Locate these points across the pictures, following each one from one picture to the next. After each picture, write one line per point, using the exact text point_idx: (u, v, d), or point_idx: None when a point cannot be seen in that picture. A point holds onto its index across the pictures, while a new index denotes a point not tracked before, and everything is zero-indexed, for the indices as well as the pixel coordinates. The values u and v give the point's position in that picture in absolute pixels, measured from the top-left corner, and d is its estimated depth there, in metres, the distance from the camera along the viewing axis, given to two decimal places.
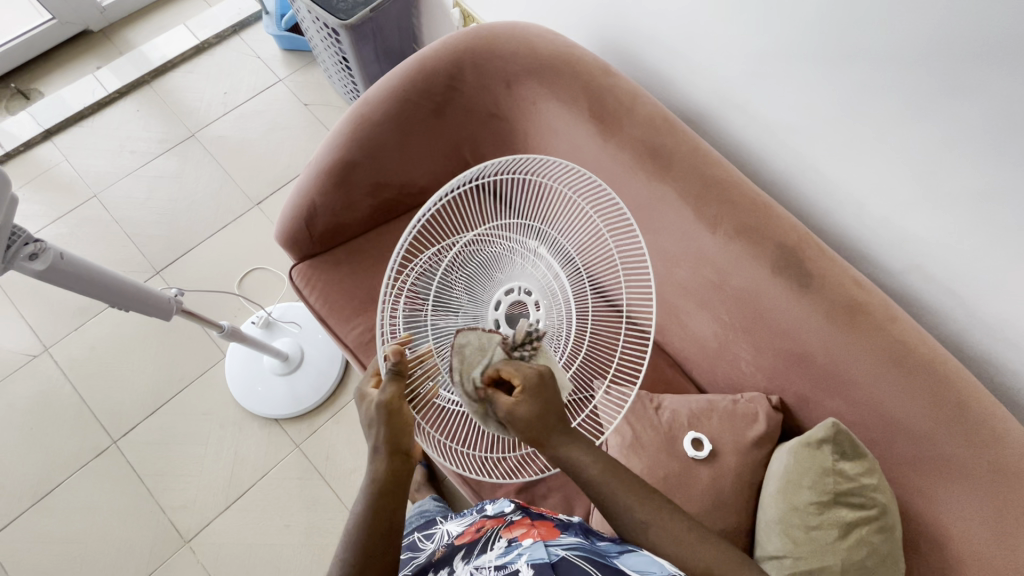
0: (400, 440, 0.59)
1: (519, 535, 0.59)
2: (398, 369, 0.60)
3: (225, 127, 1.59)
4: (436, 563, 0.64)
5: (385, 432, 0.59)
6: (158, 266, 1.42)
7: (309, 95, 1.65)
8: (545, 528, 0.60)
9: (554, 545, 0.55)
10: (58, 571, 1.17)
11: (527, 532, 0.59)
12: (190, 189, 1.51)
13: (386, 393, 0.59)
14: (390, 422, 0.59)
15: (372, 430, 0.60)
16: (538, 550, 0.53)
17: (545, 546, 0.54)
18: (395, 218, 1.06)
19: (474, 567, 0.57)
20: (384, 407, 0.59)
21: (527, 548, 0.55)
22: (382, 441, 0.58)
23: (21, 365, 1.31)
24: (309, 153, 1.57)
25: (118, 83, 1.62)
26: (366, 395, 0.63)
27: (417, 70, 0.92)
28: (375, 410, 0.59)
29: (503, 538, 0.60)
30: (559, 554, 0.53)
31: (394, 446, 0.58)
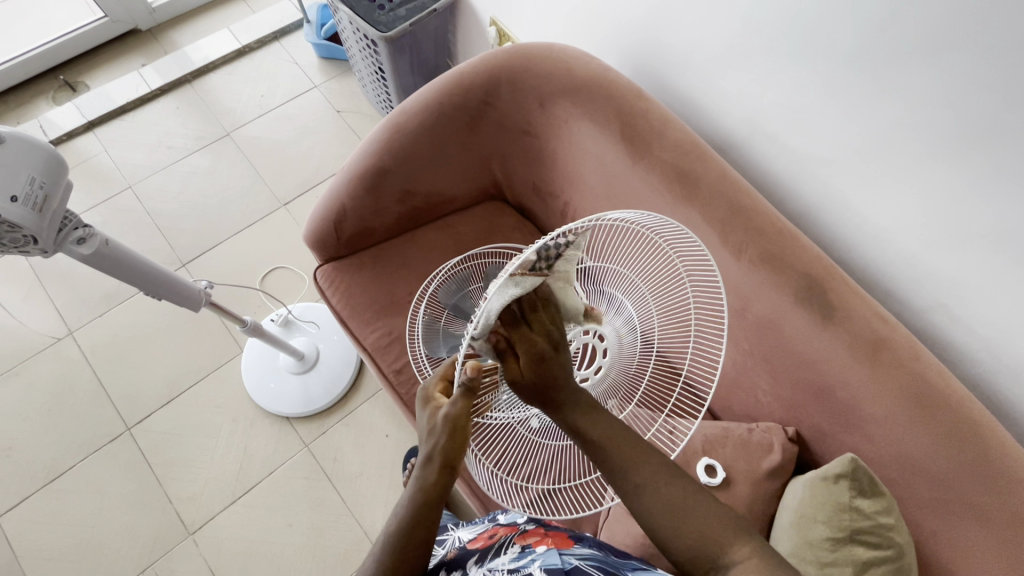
0: (455, 454, 0.57)
1: (532, 542, 0.60)
2: (471, 386, 0.55)
3: (259, 129, 1.63)
4: (449, 565, 0.65)
5: (444, 441, 0.56)
6: (184, 259, 1.45)
7: (342, 101, 1.70)
8: (558, 536, 0.61)
9: (567, 554, 0.55)
10: (61, 553, 1.18)
11: (540, 540, 0.60)
12: (221, 185, 1.55)
13: (455, 408, 0.56)
14: (454, 436, 0.56)
15: (432, 440, 0.57)
16: (551, 556, 0.55)
17: (559, 554, 0.56)
18: (421, 228, 1.08)
19: (487, 569, 0.58)
20: (450, 419, 0.56)
21: (540, 555, 0.56)
22: (438, 452, 0.57)
23: (45, 347, 1.34)
24: (337, 158, 1.61)
25: (161, 81, 1.68)
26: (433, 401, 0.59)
27: (455, 84, 0.95)
28: (440, 419, 0.56)
29: (517, 544, 0.61)
30: (572, 563, 0.54)
31: (442, 456, 0.57)
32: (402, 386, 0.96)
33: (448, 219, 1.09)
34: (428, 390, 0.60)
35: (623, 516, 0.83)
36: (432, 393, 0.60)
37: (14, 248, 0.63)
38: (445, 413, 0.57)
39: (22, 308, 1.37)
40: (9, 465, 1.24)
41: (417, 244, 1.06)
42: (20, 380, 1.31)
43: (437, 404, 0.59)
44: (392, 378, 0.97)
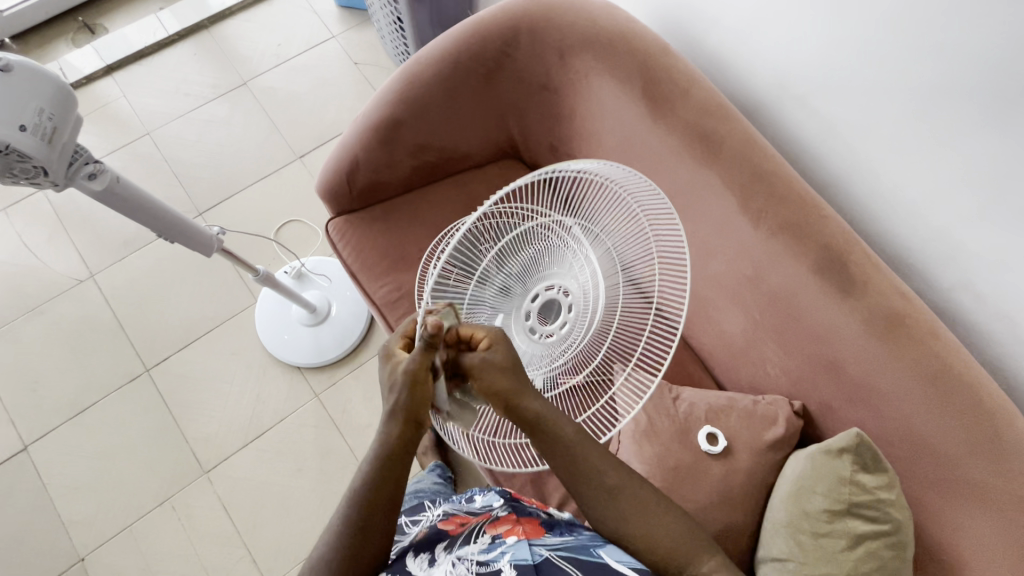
0: (417, 410, 0.59)
1: (503, 532, 0.62)
2: (432, 341, 0.55)
3: (275, 79, 1.61)
4: (417, 548, 0.63)
5: (402, 395, 0.57)
6: (202, 208, 1.47)
7: (359, 53, 1.66)
8: (528, 527, 0.64)
9: (536, 546, 0.58)
10: (86, 482, 1.25)
11: (511, 529, 0.62)
12: (238, 135, 1.55)
13: (414, 362, 0.56)
14: (413, 393, 0.57)
15: (393, 395, 0.58)
16: (521, 550, 0.56)
17: (529, 547, 0.58)
18: (433, 184, 1.07)
19: (456, 556, 0.57)
20: (409, 373, 0.56)
21: (511, 546, 0.57)
22: (399, 406, 0.58)
23: (68, 288, 1.38)
24: (354, 112, 1.58)
25: (178, 26, 1.65)
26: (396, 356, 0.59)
27: (473, 33, 0.91)
28: (399, 373, 0.57)
29: (487, 534, 0.62)
30: (542, 554, 0.56)
31: (404, 408, 0.58)
32: None
33: (462, 176, 1.08)
34: (390, 347, 0.61)
35: None
36: (393, 347, 0.60)
37: (28, 180, 0.63)
38: (404, 368, 0.57)
39: (45, 249, 1.41)
40: (36, 397, 1.30)
41: (428, 200, 1.05)
42: (46, 318, 1.36)
43: (397, 360, 0.59)
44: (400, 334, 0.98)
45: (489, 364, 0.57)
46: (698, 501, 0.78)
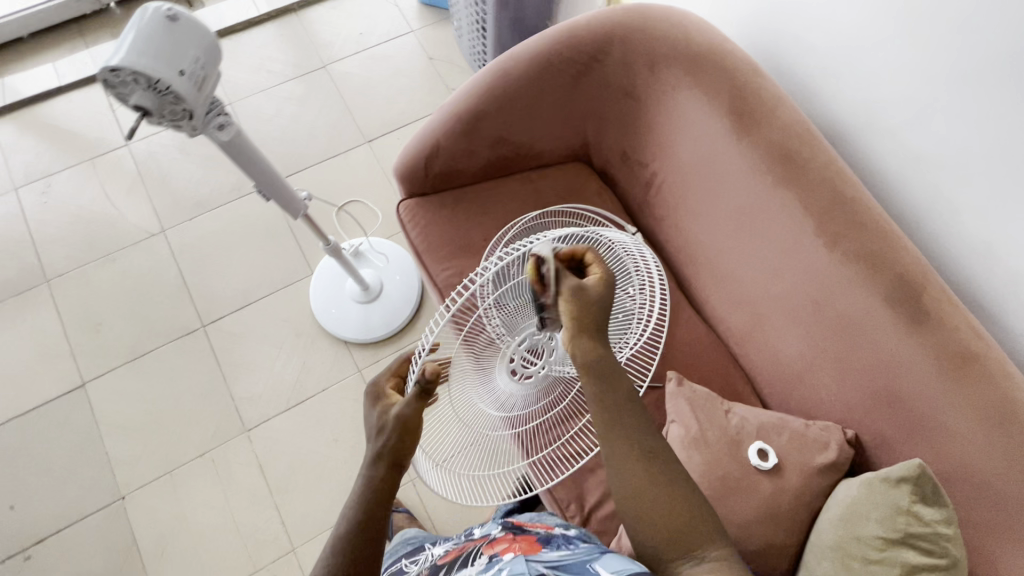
0: (401, 454, 0.63)
1: (500, 551, 0.69)
2: (428, 386, 0.60)
3: (354, 65, 1.68)
4: None
5: (389, 437, 0.62)
6: None
7: (435, 49, 1.71)
8: (524, 546, 0.68)
9: (532, 560, 0.59)
10: (135, 424, 1.30)
11: (508, 547, 0.69)
12: (313, 115, 1.61)
13: (409, 408, 0.61)
14: (401, 438, 0.61)
15: (379, 439, 0.63)
16: (518, 565, 0.57)
17: (526, 561, 0.58)
18: (504, 176, 1.10)
19: None
20: (397, 419, 0.61)
21: (507, 564, 0.59)
22: (387, 450, 0.62)
23: (139, 239, 1.45)
24: (424, 104, 1.64)
25: (269, 7, 1.74)
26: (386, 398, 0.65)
27: (567, 36, 0.94)
28: (390, 418, 0.61)
29: (486, 554, 0.70)
30: (538, 569, 0.57)
31: (389, 454, 0.62)
32: None
33: (533, 173, 1.11)
34: (378, 386, 0.66)
35: None
36: (380, 387, 0.66)
37: (172, 125, 0.68)
38: (397, 413, 0.62)
39: (123, 200, 1.48)
40: (98, 338, 1.36)
41: (497, 191, 1.08)
42: (116, 265, 1.42)
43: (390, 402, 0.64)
44: None
45: (583, 295, 0.58)
46: (742, 515, 0.79)
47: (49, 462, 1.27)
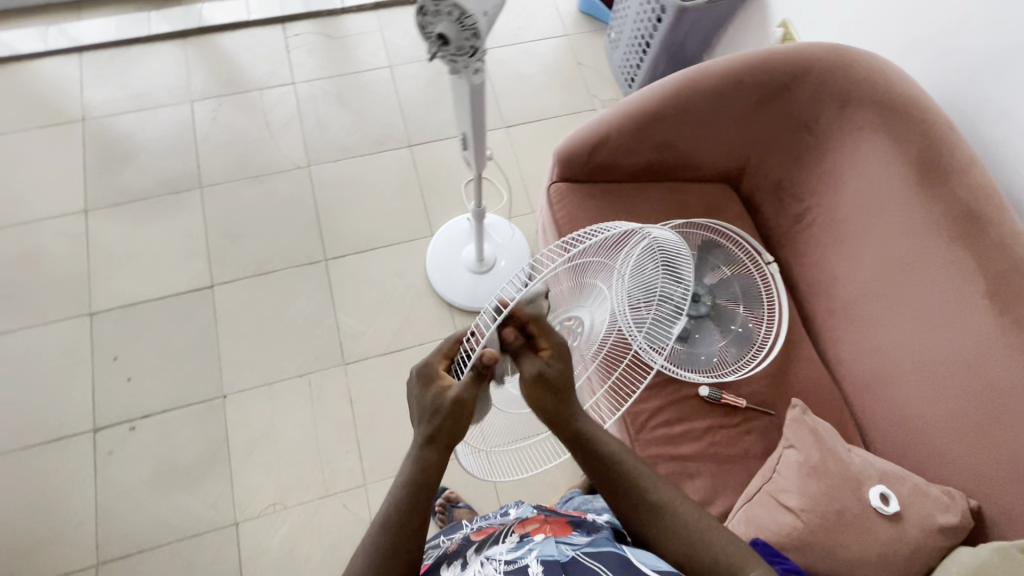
0: (449, 438, 0.66)
1: (531, 530, 0.74)
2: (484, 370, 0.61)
3: (506, 56, 1.77)
4: (451, 557, 0.76)
5: (443, 417, 0.64)
6: (413, 142, 1.63)
7: (584, 56, 1.79)
8: (556, 525, 0.74)
9: (563, 544, 0.67)
10: (248, 333, 1.40)
11: (539, 527, 0.74)
12: (461, 92, 1.71)
13: (465, 391, 0.63)
14: (452, 422, 0.64)
15: (432, 422, 0.65)
16: (548, 549, 0.65)
17: (555, 545, 0.66)
18: (652, 182, 1.15)
19: (487, 556, 0.68)
20: (454, 402, 0.63)
21: (537, 544, 0.67)
22: (438, 433, 0.65)
23: (286, 168, 1.56)
24: (564, 105, 1.71)
25: None
26: (439, 382, 0.65)
27: (764, 60, 0.98)
28: (446, 401, 0.63)
29: (516, 532, 0.74)
30: (568, 552, 0.65)
31: (444, 434, 0.65)
32: None
33: (680, 184, 1.15)
34: (430, 371, 0.66)
35: (772, 503, 0.86)
36: (432, 371, 0.66)
37: (452, 64, 0.66)
38: (453, 394, 0.64)
39: (279, 132, 1.60)
40: (234, 248, 1.47)
41: (645, 194, 1.13)
42: (261, 186, 1.54)
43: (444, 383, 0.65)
44: None
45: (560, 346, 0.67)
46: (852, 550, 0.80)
47: (169, 347, 1.37)
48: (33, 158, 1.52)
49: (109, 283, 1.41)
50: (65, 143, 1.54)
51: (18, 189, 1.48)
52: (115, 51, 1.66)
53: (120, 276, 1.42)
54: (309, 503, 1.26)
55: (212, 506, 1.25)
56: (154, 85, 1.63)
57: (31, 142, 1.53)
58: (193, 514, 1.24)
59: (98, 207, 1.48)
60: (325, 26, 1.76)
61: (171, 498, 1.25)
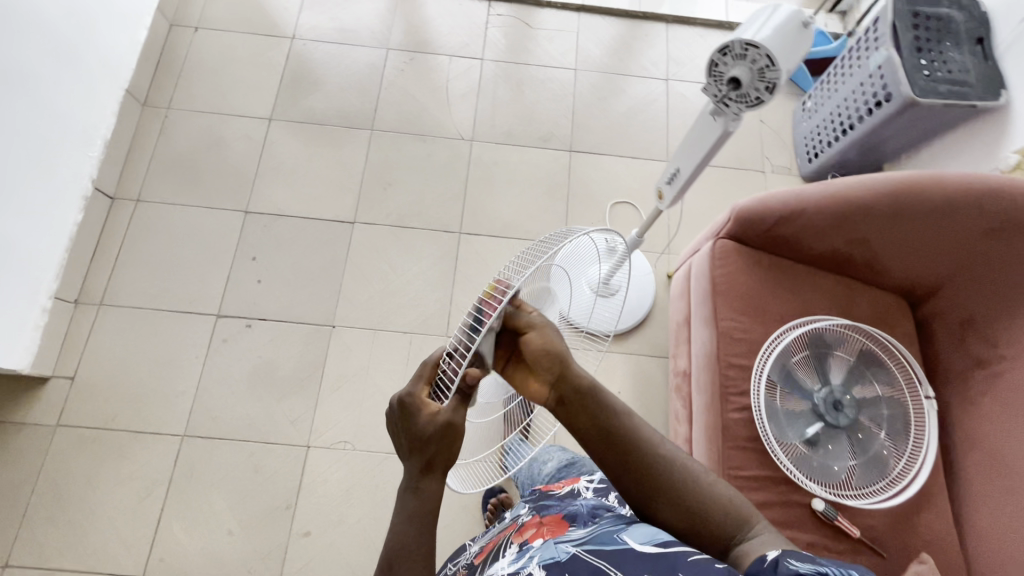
0: (438, 456, 0.62)
1: (530, 538, 0.72)
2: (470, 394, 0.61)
3: (691, 93, 1.73)
4: None
5: (436, 444, 0.61)
6: (574, 149, 1.63)
7: (769, 116, 1.71)
8: (552, 525, 0.74)
9: (562, 543, 0.66)
10: (371, 278, 1.45)
11: (537, 532, 0.73)
12: (636, 116, 1.68)
13: (456, 414, 0.61)
14: (444, 443, 0.61)
15: (424, 451, 0.61)
16: (551, 554, 0.64)
17: (555, 549, 0.65)
18: (824, 271, 1.09)
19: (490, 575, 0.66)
20: (443, 426, 0.60)
21: (538, 551, 0.66)
22: (431, 456, 0.61)
23: (450, 137, 1.61)
24: (732, 159, 1.66)
25: (650, 7, 1.81)
26: (425, 411, 0.62)
27: (1006, 193, 0.93)
28: (438, 425, 0.61)
29: (515, 542, 0.73)
30: (567, 551, 0.64)
31: (433, 460, 0.61)
32: (727, 379, 1.01)
33: (852, 282, 1.09)
34: (411, 400, 0.63)
35: None
36: (413, 402, 0.62)
37: (721, 107, 0.65)
38: (441, 418, 0.61)
39: (455, 101, 1.65)
40: (382, 195, 1.53)
41: (811, 282, 1.08)
42: (424, 147, 1.59)
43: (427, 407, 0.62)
44: (720, 367, 1.02)
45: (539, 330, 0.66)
46: None
47: (300, 265, 1.45)
48: (242, 59, 1.66)
49: (269, 190, 1.52)
50: (271, 54, 1.67)
51: (221, 83, 1.62)
52: None
53: (280, 187, 1.52)
54: (376, 452, 1.30)
55: (293, 423, 1.31)
56: (360, 25, 1.73)
57: (244, 45, 1.67)
58: (274, 424, 1.31)
59: (280, 120, 1.59)
60: (526, 14, 1.78)
61: (261, 401, 1.33)
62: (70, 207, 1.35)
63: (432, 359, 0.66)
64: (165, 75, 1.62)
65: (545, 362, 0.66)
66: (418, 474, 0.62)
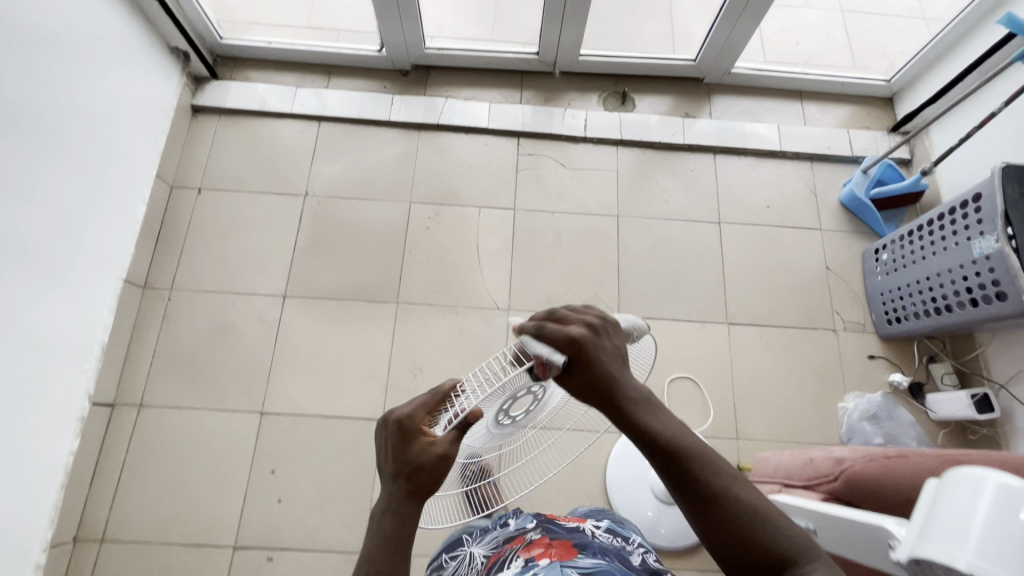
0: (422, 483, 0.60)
1: (537, 555, 0.68)
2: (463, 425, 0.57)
3: (747, 236, 1.56)
4: None
5: (426, 476, 0.59)
6: (623, 314, 1.46)
7: (836, 261, 1.55)
8: (561, 550, 0.68)
9: (569, 568, 0.61)
10: None
11: (544, 552, 0.68)
12: (689, 269, 1.51)
13: (451, 447, 0.59)
14: (439, 472, 0.59)
15: (414, 469, 0.59)
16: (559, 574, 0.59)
17: (563, 569, 0.60)
18: None
19: None
20: (439, 458, 0.58)
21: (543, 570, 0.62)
22: (417, 479, 0.59)
23: (485, 307, 1.45)
24: (799, 315, 1.49)
25: (695, 138, 1.64)
26: (423, 438, 0.60)
27: None
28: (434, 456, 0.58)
29: (521, 556, 0.68)
30: None
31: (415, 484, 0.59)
32: None
33: None
34: (411, 425, 0.61)
35: None
36: (410, 427, 0.60)
37: None
38: (437, 448, 0.59)
39: (488, 262, 1.48)
40: (414, 382, 1.37)
41: None
42: (456, 321, 1.43)
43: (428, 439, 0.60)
44: None
45: (586, 349, 0.60)
46: None
47: (326, 474, 1.29)
48: (252, 224, 1.50)
49: (286, 385, 1.36)
50: (283, 217, 1.52)
51: (229, 256, 1.47)
52: (350, 129, 1.62)
53: (299, 379, 1.36)
54: None
55: None
56: (378, 174, 1.57)
57: (252, 207, 1.52)
58: None
59: (297, 295, 1.43)
60: (560, 152, 1.62)
61: None
62: (65, 438, 1.20)
63: (442, 387, 0.62)
64: (167, 249, 1.46)
65: (592, 384, 0.61)
66: (397, 499, 0.60)
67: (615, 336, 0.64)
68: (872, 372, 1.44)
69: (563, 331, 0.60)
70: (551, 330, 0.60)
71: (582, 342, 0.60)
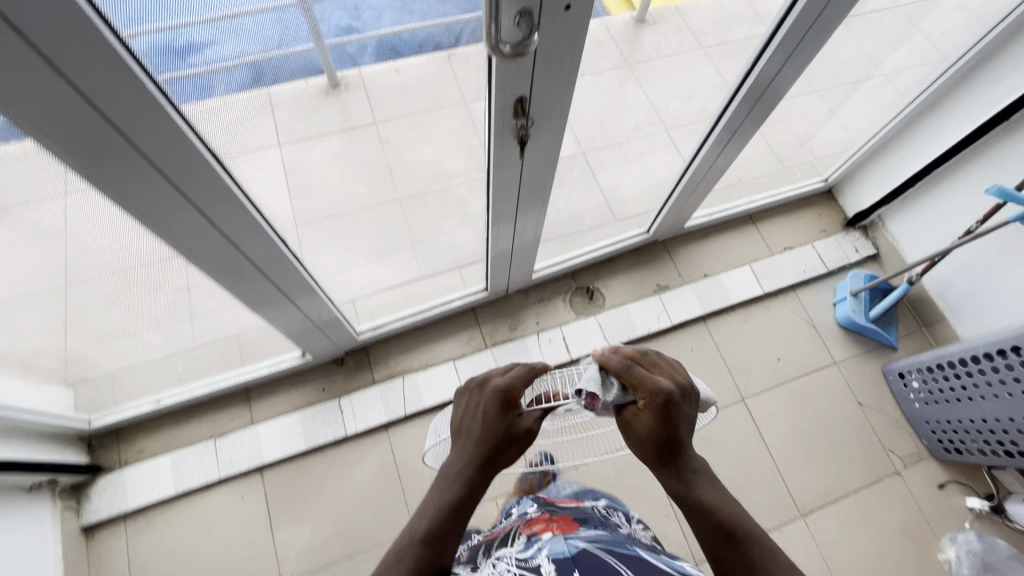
0: (497, 458, 0.65)
1: (539, 529, 0.72)
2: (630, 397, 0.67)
3: (775, 402, 1.44)
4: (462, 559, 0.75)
5: (509, 448, 0.66)
6: (699, 556, 1.28)
7: (864, 391, 1.47)
8: (561, 524, 0.72)
9: (572, 537, 0.65)
10: None
11: (546, 527, 0.72)
12: (739, 469, 1.37)
13: (533, 423, 0.67)
14: (519, 447, 0.67)
15: (500, 430, 0.66)
16: (558, 543, 0.62)
17: (565, 539, 0.64)
18: None
19: (496, 558, 0.66)
20: (528, 430, 0.67)
21: (546, 541, 0.66)
22: (492, 450, 0.65)
23: None
24: (860, 472, 1.39)
25: (681, 313, 1.50)
26: (518, 410, 0.68)
27: None
28: (525, 424, 0.67)
29: (524, 534, 0.73)
30: (578, 542, 0.63)
31: (500, 457, 0.66)
32: None
33: None
34: (511, 392, 0.69)
35: None
36: (513, 397, 0.69)
37: None
38: (528, 418, 0.68)
39: None
40: None
41: None
42: None
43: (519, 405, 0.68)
44: None
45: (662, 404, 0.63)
46: None
47: None
48: None
49: None
50: None
51: None
52: (304, 465, 1.29)
53: None
54: None
55: None
56: (361, 509, 1.26)
57: None
58: None
59: None
60: None
61: None
62: None
63: (535, 367, 0.72)
64: None
65: (649, 435, 0.63)
66: (477, 469, 0.64)
67: (692, 405, 0.66)
68: (948, 503, 1.37)
69: (656, 389, 0.63)
70: (643, 379, 0.65)
71: (666, 390, 0.63)
